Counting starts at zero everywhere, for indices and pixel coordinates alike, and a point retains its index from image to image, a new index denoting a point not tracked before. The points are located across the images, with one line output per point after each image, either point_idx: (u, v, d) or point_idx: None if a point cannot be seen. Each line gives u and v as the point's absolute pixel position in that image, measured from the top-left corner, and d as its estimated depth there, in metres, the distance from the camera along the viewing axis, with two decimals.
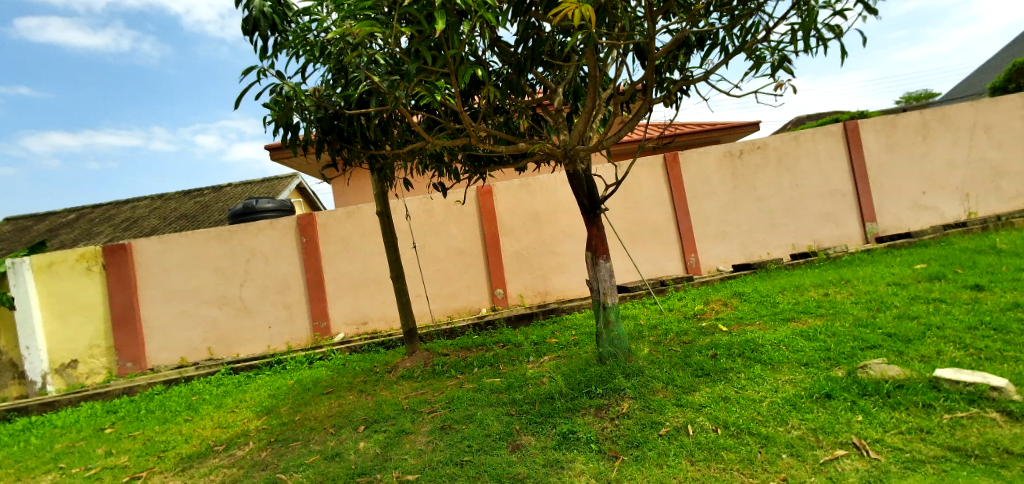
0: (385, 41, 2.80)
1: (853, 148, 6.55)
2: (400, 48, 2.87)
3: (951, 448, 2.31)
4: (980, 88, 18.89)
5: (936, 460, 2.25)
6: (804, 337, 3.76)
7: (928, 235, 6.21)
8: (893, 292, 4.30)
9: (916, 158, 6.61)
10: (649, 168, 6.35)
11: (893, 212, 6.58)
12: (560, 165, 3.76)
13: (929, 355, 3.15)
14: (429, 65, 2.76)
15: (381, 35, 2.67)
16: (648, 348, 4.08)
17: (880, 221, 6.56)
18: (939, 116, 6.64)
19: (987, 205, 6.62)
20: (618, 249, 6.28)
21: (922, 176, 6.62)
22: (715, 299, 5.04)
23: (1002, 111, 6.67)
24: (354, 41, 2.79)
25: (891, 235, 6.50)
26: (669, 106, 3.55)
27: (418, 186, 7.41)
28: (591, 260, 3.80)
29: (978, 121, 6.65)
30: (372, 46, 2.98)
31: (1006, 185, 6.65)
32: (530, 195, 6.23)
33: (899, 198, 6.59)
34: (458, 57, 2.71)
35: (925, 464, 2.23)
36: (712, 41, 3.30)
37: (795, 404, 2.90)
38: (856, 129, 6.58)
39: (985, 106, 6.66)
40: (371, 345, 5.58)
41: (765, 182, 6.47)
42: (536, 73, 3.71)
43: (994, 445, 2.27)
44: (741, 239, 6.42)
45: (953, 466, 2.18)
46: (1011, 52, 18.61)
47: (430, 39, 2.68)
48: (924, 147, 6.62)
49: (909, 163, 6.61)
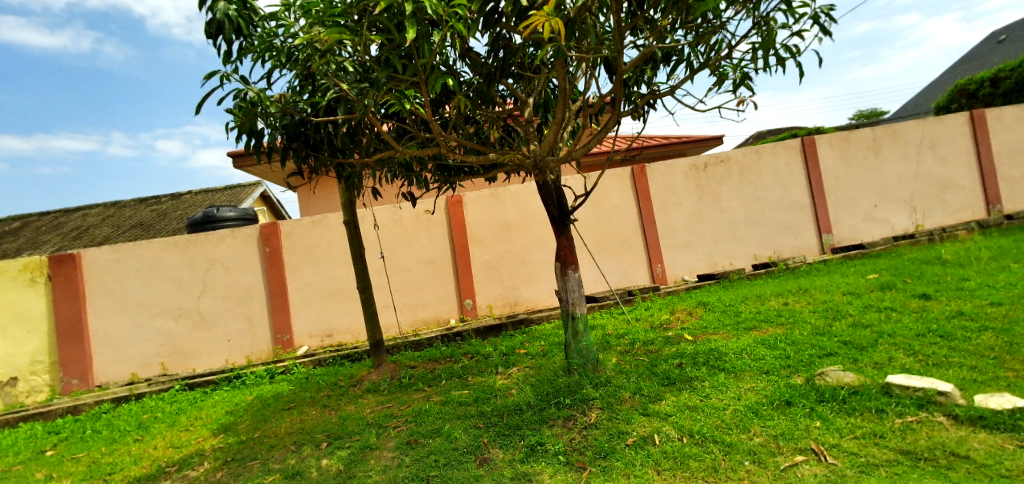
0: (354, 48, 2.80)
1: (811, 162, 6.81)
2: (370, 55, 2.87)
3: (903, 451, 2.42)
4: (927, 108, 20.05)
5: (889, 463, 2.34)
6: (765, 345, 3.85)
7: (880, 245, 6.50)
8: (848, 300, 4.46)
9: (870, 172, 6.93)
10: (618, 179, 6.44)
11: (849, 225, 6.86)
12: (531, 176, 3.90)
13: (882, 362, 3.28)
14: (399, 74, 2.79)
15: (351, 42, 2.68)
16: (616, 357, 4.12)
17: (836, 232, 6.82)
18: (889, 133, 6.97)
19: (933, 218, 6.99)
20: (587, 259, 6.33)
21: (875, 190, 6.93)
22: (680, 309, 5.13)
23: (946, 128, 7.07)
24: (323, 47, 2.79)
25: (846, 247, 6.78)
26: (637, 118, 3.80)
27: (387, 195, 7.35)
28: (560, 270, 3.95)
29: (924, 138, 7.03)
30: (342, 53, 2.97)
31: (950, 199, 7.04)
32: (500, 205, 6.22)
33: (854, 211, 6.88)
34: (429, 67, 2.77)
35: (878, 468, 2.31)
36: (678, 57, 3.61)
37: (758, 412, 2.98)
38: (814, 144, 6.84)
39: (931, 124, 7.05)
40: (336, 358, 5.44)
41: (729, 194, 6.65)
42: (507, 85, 3.87)
43: (941, 448, 2.40)
44: (706, 249, 6.57)
45: (905, 469, 2.27)
46: (952, 73, 19.91)
47: (400, 49, 2.76)
48: (876, 162, 6.94)
49: (862, 177, 6.92)
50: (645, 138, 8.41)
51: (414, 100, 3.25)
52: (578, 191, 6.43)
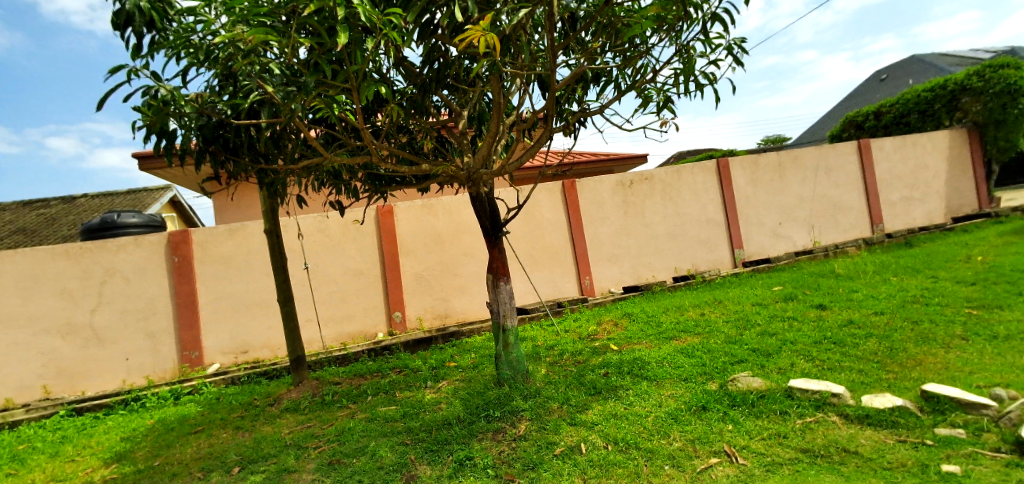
0: (281, 50, 2.70)
1: (724, 183, 7.32)
2: (298, 58, 2.77)
3: (803, 450, 2.63)
4: (822, 135, 22.43)
5: (791, 461, 2.54)
6: (684, 354, 4.06)
7: (783, 260, 7.10)
8: (756, 310, 4.82)
9: (775, 192, 7.56)
10: (549, 193, 6.58)
11: (757, 240, 7.44)
12: (464, 188, 3.90)
13: (785, 367, 3.57)
14: (329, 80, 2.71)
15: (278, 44, 2.57)
16: (545, 368, 4.18)
17: (746, 248, 7.37)
18: (791, 158, 7.66)
19: (828, 235, 7.74)
20: (518, 271, 6.38)
21: (780, 209, 7.57)
22: (606, 320, 5.30)
23: (838, 155, 7.88)
24: (246, 47, 2.66)
25: (754, 261, 7.34)
26: (568, 135, 3.92)
27: (312, 204, 7.06)
28: (492, 282, 3.96)
29: (820, 163, 7.79)
30: (267, 54, 2.87)
31: (841, 218, 7.84)
32: (432, 216, 6.16)
33: (761, 228, 7.47)
34: (361, 75, 2.77)
35: (782, 466, 2.50)
36: (607, 79, 3.81)
37: (677, 417, 3.13)
38: (727, 165, 7.36)
39: (825, 151, 7.82)
40: (252, 376, 5.11)
41: (652, 210, 6.99)
42: (442, 97, 3.86)
43: (835, 445, 2.63)
44: (631, 262, 6.86)
45: (804, 466, 2.47)
46: (842, 106, 22.45)
47: (331, 53, 2.69)
48: (781, 184, 7.59)
49: (769, 197, 7.54)
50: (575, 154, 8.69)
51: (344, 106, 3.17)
52: (510, 204, 6.50)
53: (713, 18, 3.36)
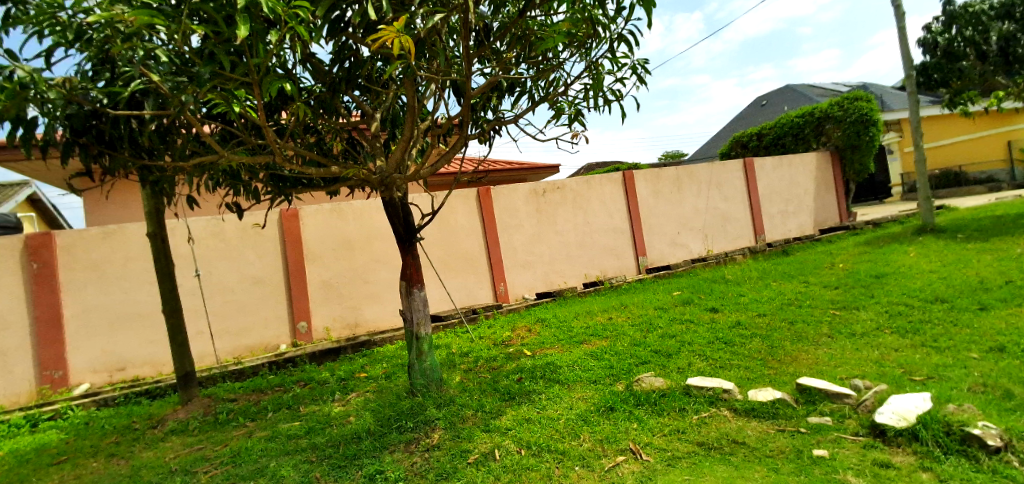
0: (170, 36, 2.44)
1: (630, 194, 7.77)
2: (190, 46, 2.56)
3: (699, 443, 2.83)
4: (714, 153, 24.71)
5: (689, 454, 2.71)
6: (594, 357, 4.22)
7: (681, 266, 7.66)
8: (659, 314, 5.14)
9: (674, 204, 8.15)
10: (464, 200, 6.57)
11: (659, 248, 7.96)
12: (376, 192, 3.77)
13: (683, 367, 3.83)
14: (226, 72, 2.51)
15: (166, 28, 2.31)
16: (459, 376, 4.15)
17: (649, 255, 7.86)
18: (688, 173, 8.31)
19: (719, 244, 8.48)
20: (432, 278, 6.29)
21: (678, 220, 8.16)
22: (520, 326, 5.37)
23: (728, 172, 8.67)
24: (128, 30, 2.37)
25: (656, 268, 7.85)
26: (484, 142, 3.96)
27: (206, 206, 6.49)
28: (405, 289, 3.87)
29: (713, 178, 8.52)
30: (155, 39, 2.56)
31: (730, 229, 8.62)
32: (342, 221, 5.92)
33: (662, 237, 8.01)
34: (263, 69, 2.61)
35: (681, 460, 2.67)
36: (521, 89, 3.90)
37: (587, 419, 3.23)
38: (632, 178, 7.82)
39: (717, 168, 8.58)
40: (130, 396, 4.56)
41: (564, 219, 7.23)
42: (353, 97, 3.73)
43: (727, 437, 2.86)
44: (543, 269, 7.03)
45: (700, 458, 2.66)
46: (730, 127, 24.95)
47: (229, 44, 2.50)
48: (679, 197, 8.20)
49: (668, 208, 8.11)
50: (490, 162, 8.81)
51: (244, 102, 2.98)
52: (425, 210, 6.40)
53: (619, 39, 3.56)
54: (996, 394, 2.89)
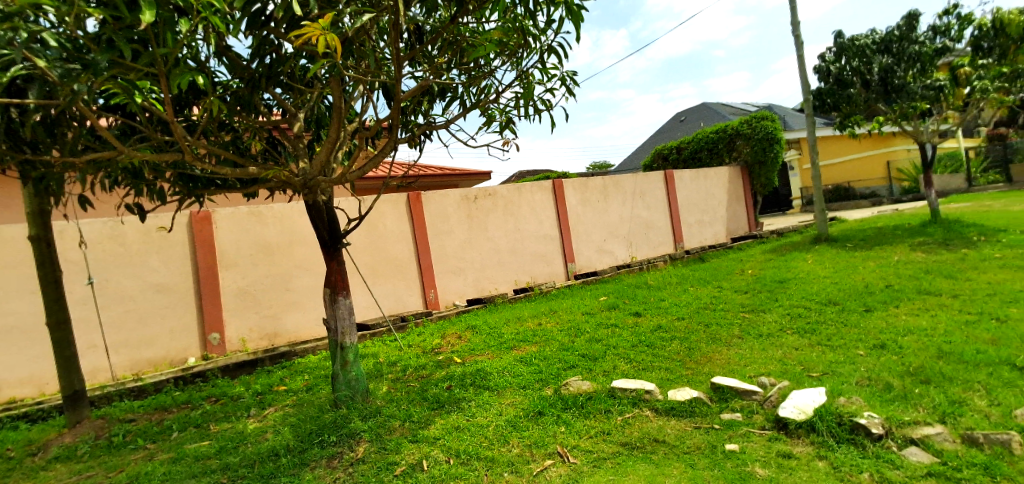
0: (60, 18, 2.18)
1: (559, 201, 7.95)
2: (85, 30, 2.29)
3: (623, 443, 2.93)
4: (637, 164, 26.08)
5: (613, 455, 2.80)
6: (523, 362, 4.26)
7: (608, 272, 7.95)
8: (586, 319, 5.29)
9: (601, 212, 8.45)
10: (393, 205, 6.43)
11: (586, 255, 8.21)
12: (298, 195, 3.59)
13: (608, 370, 3.95)
14: (126, 61, 2.29)
15: (54, 11, 2.05)
16: (387, 385, 4.04)
17: (577, 261, 8.08)
18: (614, 182, 8.64)
19: (642, 251, 8.90)
20: (359, 285, 6.07)
21: (604, 227, 8.47)
22: (450, 333, 5.31)
23: (650, 182, 9.13)
24: (7, 8, 2.08)
25: (584, 274, 8.08)
26: (414, 146, 3.91)
27: (103, 207, 5.90)
28: (330, 297, 3.71)
29: (637, 188, 8.93)
30: (42, 21, 2.27)
31: (652, 237, 9.07)
32: (260, 225, 5.61)
33: (590, 244, 8.27)
34: (171, 60, 2.37)
35: (606, 460, 2.75)
36: (453, 95, 3.90)
37: (515, 424, 3.25)
38: (561, 186, 8.02)
39: (641, 178, 9.00)
40: (5, 420, 4.02)
41: (494, 225, 7.27)
42: (274, 95, 3.54)
43: (648, 436, 2.98)
44: (474, 274, 7.02)
45: (623, 458, 2.75)
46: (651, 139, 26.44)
47: (130, 30, 2.29)
48: (605, 205, 8.51)
49: (596, 216, 8.39)
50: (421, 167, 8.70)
51: (148, 95, 2.74)
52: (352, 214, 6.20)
53: (548, 51, 3.64)
54: (878, 386, 3.23)
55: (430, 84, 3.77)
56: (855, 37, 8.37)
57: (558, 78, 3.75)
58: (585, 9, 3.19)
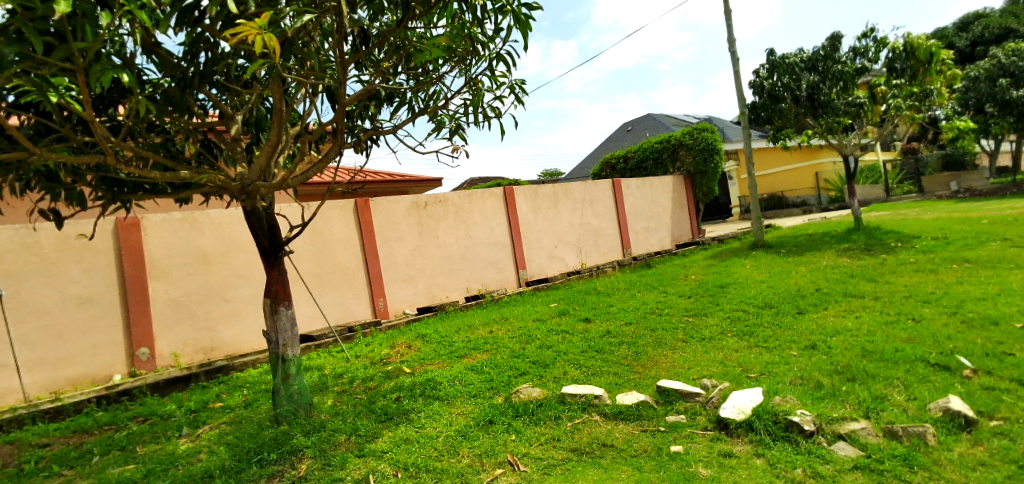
0: None
1: (510, 209, 7.99)
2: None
3: (573, 449, 2.94)
4: (586, 174, 26.71)
5: (563, 461, 2.81)
6: (474, 371, 4.22)
7: (558, 279, 8.05)
8: (537, 326, 5.31)
9: (551, 219, 8.55)
10: (340, 211, 6.24)
11: (537, 262, 8.28)
12: (235, 201, 3.41)
13: (558, 376, 3.98)
14: (39, 55, 2.10)
15: None
16: (332, 399, 3.90)
17: (528, 268, 8.13)
18: (564, 190, 8.78)
19: (591, 258, 9.08)
20: (303, 294, 5.84)
21: (555, 234, 8.58)
22: (400, 343, 5.19)
23: (599, 190, 9.34)
24: None
25: (535, 280, 8.14)
26: (360, 151, 3.82)
27: (13, 212, 5.39)
28: (269, 308, 3.55)
29: (586, 196, 9.11)
30: None
31: (601, 244, 9.28)
32: (195, 232, 5.31)
33: (541, 251, 8.35)
34: (92, 55, 2.20)
35: (556, 467, 2.75)
36: (401, 100, 3.85)
37: (466, 434, 3.20)
38: (512, 193, 8.05)
39: (590, 186, 9.19)
40: None
41: (445, 232, 7.20)
42: (208, 95, 3.38)
43: (597, 441, 3.02)
44: (425, 282, 6.91)
45: (574, 464, 2.76)
46: (599, 149, 27.23)
47: (44, 21, 2.10)
48: (555, 212, 8.62)
49: (546, 223, 8.48)
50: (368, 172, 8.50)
51: (66, 91, 2.54)
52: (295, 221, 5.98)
53: (497, 58, 3.66)
54: (810, 385, 3.42)
55: (377, 88, 3.71)
56: (786, 55, 8.93)
57: (508, 85, 3.77)
58: (532, 19, 3.23)
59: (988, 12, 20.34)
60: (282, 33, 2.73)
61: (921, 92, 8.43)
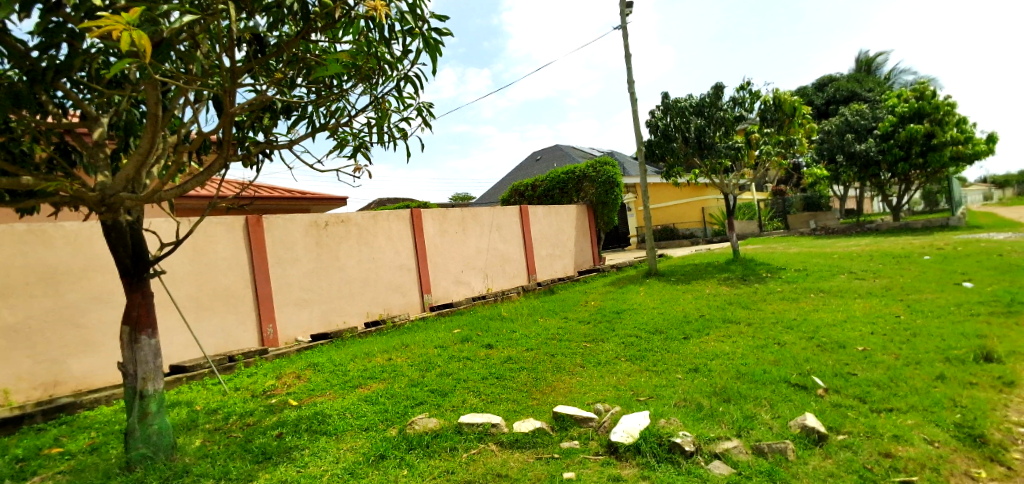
0: None
1: (417, 231, 7.84)
2: None
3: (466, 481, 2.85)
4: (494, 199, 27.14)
5: None
6: (368, 402, 4.00)
7: (463, 304, 7.98)
8: (438, 353, 5.19)
9: (459, 243, 8.52)
10: (227, 228, 5.75)
11: (443, 286, 8.17)
12: (92, 213, 2.94)
13: (457, 405, 3.89)
14: None
15: None
16: (201, 439, 3.48)
17: (433, 292, 7.99)
18: (472, 214, 8.81)
19: (497, 282, 9.18)
20: (176, 320, 5.25)
21: (461, 259, 8.55)
22: (288, 373, 4.81)
23: (506, 216, 9.51)
24: None
25: (439, 305, 8.00)
26: (249, 166, 3.54)
27: None
28: (127, 336, 3.12)
29: (494, 221, 9.23)
30: None
31: (506, 269, 9.42)
32: (43, 248, 4.61)
33: (447, 275, 8.26)
34: None
35: None
36: (300, 114, 3.65)
37: (354, 471, 2.98)
38: (420, 216, 7.92)
39: (498, 211, 9.33)
40: None
41: (346, 254, 6.88)
42: (68, 93, 2.97)
43: (492, 472, 2.95)
44: (321, 307, 6.52)
45: None
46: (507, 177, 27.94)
47: None
48: (463, 236, 8.61)
49: (454, 247, 8.43)
50: (265, 188, 7.97)
51: None
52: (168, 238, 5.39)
53: (405, 80, 3.61)
54: (691, 407, 3.62)
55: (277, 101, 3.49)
56: (678, 99, 9.82)
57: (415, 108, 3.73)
58: (442, 45, 3.24)
59: (838, 77, 23.97)
60: (157, 32, 2.46)
61: (787, 141, 9.56)
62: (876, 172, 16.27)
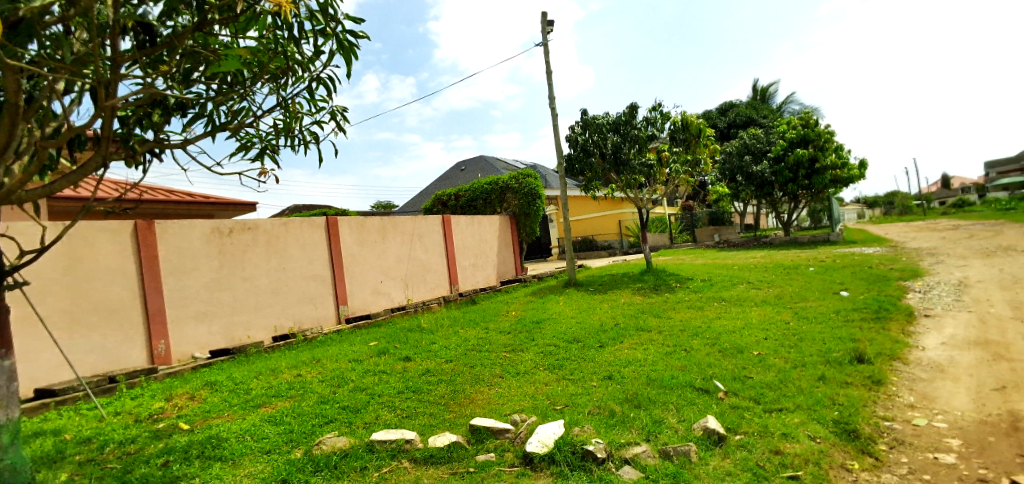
0: None
1: (333, 240, 7.50)
2: None
3: None
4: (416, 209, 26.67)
5: None
6: (271, 422, 3.73)
7: (381, 315, 7.73)
8: (352, 367, 4.96)
9: (378, 253, 8.26)
10: (110, 235, 5.18)
11: (360, 297, 7.87)
12: None
13: (369, 421, 3.72)
14: None
15: None
16: (68, 473, 3.04)
17: (350, 304, 7.67)
18: (393, 223, 8.59)
19: (417, 293, 8.99)
20: (42, 339, 4.62)
21: (381, 269, 8.29)
22: (180, 394, 4.38)
23: (428, 226, 9.38)
24: None
25: (356, 317, 7.69)
26: (133, 166, 3.20)
27: None
28: None
29: (416, 231, 9.06)
30: None
31: (428, 279, 9.27)
32: None
33: (365, 286, 7.96)
34: None
35: None
36: (198, 112, 3.36)
37: None
38: (337, 224, 7.60)
39: (420, 221, 9.18)
40: None
41: (253, 263, 6.43)
42: None
43: None
44: (223, 321, 6.03)
45: None
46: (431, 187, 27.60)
47: None
48: (382, 245, 8.37)
49: (373, 256, 8.17)
50: (160, 191, 7.29)
51: None
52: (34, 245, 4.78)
53: (318, 81, 3.45)
54: (604, 414, 3.72)
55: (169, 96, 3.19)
56: (596, 116, 10.20)
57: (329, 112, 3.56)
58: (358, 48, 3.15)
59: (738, 103, 26.31)
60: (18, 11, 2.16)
61: (693, 160, 10.28)
62: (770, 191, 17.89)
